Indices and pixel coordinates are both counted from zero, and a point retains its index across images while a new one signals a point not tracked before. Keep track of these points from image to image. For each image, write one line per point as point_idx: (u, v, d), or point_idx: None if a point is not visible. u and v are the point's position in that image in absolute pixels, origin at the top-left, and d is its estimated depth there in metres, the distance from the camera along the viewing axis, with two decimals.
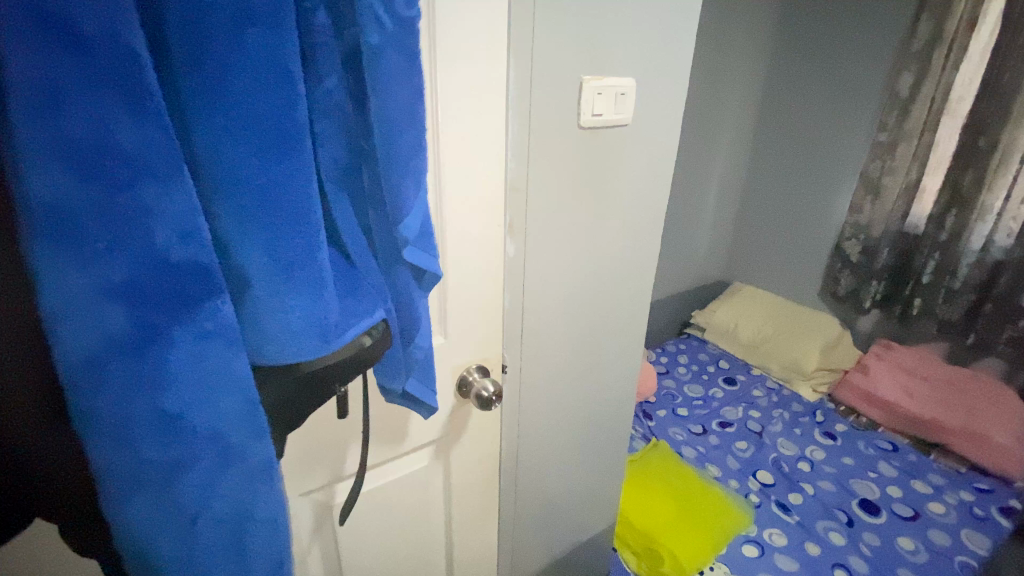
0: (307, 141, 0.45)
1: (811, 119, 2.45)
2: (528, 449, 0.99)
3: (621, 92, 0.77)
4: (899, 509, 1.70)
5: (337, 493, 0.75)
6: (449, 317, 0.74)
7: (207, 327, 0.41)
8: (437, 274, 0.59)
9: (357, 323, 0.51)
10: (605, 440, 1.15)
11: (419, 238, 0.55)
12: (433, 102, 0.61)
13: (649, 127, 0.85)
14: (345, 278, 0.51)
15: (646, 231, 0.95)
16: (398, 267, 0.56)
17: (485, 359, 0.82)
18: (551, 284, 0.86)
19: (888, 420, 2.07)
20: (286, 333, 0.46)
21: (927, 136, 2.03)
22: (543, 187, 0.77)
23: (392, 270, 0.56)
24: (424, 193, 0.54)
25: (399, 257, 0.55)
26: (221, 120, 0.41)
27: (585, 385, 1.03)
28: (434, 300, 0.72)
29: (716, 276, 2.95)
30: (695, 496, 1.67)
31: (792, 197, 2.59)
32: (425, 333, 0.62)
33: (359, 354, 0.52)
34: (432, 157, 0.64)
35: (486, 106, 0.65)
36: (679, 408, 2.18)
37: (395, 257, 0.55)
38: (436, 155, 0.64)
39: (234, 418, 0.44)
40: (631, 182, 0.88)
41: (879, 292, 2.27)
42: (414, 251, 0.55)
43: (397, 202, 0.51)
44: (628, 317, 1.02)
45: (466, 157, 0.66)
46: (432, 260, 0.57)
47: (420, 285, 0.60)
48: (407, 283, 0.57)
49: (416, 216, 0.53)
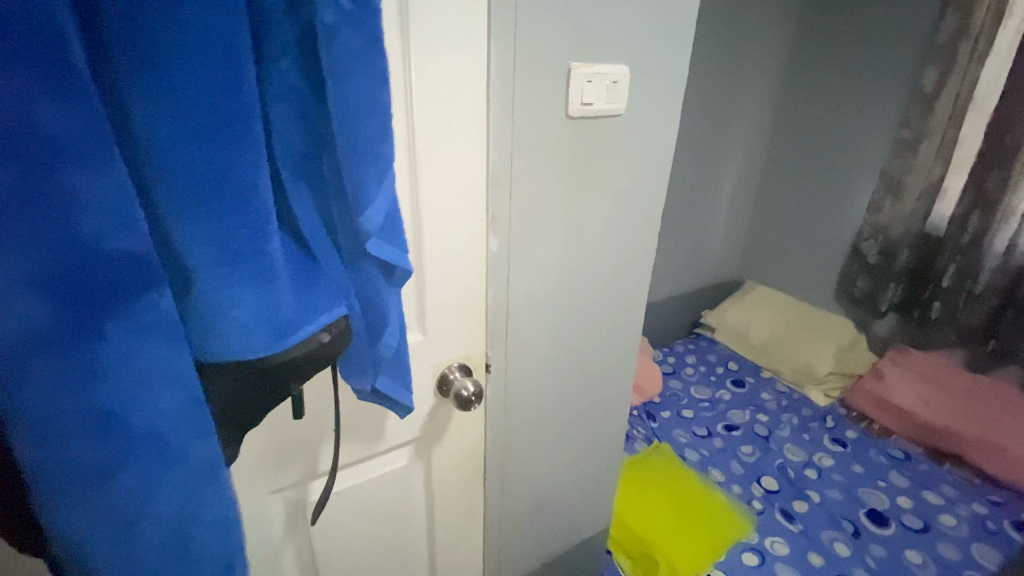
0: (258, 125, 0.42)
1: (830, 116, 2.37)
2: (515, 450, 0.96)
3: (613, 80, 0.73)
4: (909, 520, 1.63)
5: (310, 492, 0.73)
6: (428, 312, 0.72)
7: (143, 322, 0.39)
8: (406, 270, 0.56)
9: (313, 319, 0.48)
10: (598, 443, 1.12)
11: (383, 229, 0.53)
12: (407, 89, 0.59)
13: (644, 119, 0.81)
14: (302, 272, 0.49)
15: (641, 228, 0.91)
16: (363, 261, 0.54)
17: (468, 357, 0.79)
18: (537, 282, 0.83)
19: (900, 428, 1.99)
20: (232, 329, 0.43)
21: (951, 133, 1.94)
22: (528, 179, 0.74)
23: (357, 263, 0.54)
24: (390, 182, 0.51)
25: (364, 251, 0.53)
26: (159, 102, 0.38)
27: (576, 385, 1.00)
28: (411, 296, 0.70)
29: (728, 276, 2.88)
30: (695, 502, 1.62)
31: (808, 196, 2.51)
32: (394, 330, 0.59)
33: (316, 351, 0.49)
34: (408, 147, 0.61)
35: (465, 94, 0.62)
36: (684, 410, 2.14)
37: (360, 250, 0.53)
38: (411, 145, 0.61)
39: (175, 417, 0.42)
40: (625, 176, 0.84)
41: (896, 295, 2.19)
42: (378, 243, 0.52)
43: (358, 191, 0.48)
44: (622, 317, 0.99)
45: (444, 148, 0.63)
46: (400, 254, 0.55)
47: (390, 280, 0.57)
48: (373, 277, 0.55)
49: (380, 207, 0.50)
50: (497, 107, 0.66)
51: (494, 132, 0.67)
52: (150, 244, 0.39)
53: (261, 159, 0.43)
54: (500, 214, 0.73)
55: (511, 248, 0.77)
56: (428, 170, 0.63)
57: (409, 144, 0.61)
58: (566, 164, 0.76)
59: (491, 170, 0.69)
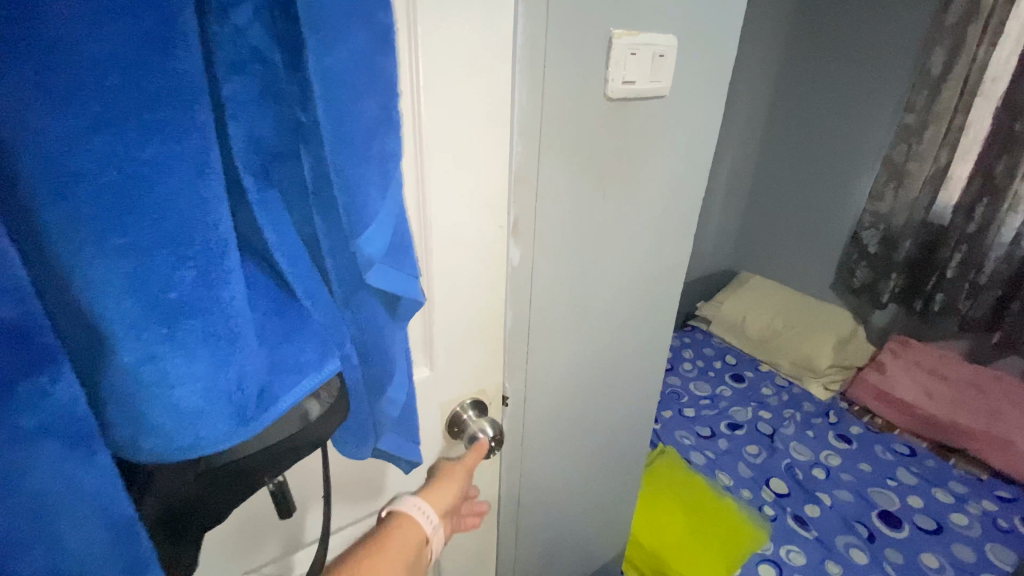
0: (203, 110, 0.28)
1: (830, 101, 2.28)
2: (533, 486, 0.84)
3: (658, 53, 0.60)
4: (921, 521, 1.57)
5: (296, 565, 0.60)
6: (438, 343, 0.58)
7: (27, 424, 0.25)
8: (416, 301, 0.43)
9: (294, 385, 0.34)
10: (618, 464, 1.01)
11: (388, 253, 0.39)
12: (412, 60, 0.43)
13: (687, 103, 0.68)
14: (277, 316, 0.35)
15: (675, 229, 0.79)
16: (362, 295, 0.40)
17: (482, 391, 0.66)
18: (562, 297, 0.70)
19: (905, 422, 1.93)
20: (173, 416, 0.29)
21: (959, 118, 1.86)
22: (557, 177, 0.60)
23: (351, 298, 0.39)
24: (396, 189, 0.37)
25: (363, 283, 0.39)
26: (31, 69, 0.23)
27: (598, 406, 0.88)
28: (416, 326, 0.56)
29: (722, 266, 2.81)
30: (706, 512, 1.54)
31: (806, 183, 2.44)
32: (400, 381, 0.45)
33: (301, 427, 0.36)
34: (412, 138, 0.47)
35: (485, 68, 0.48)
36: (686, 409, 2.05)
37: (357, 283, 0.39)
38: (417, 135, 0.47)
39: (87, 547, 0.28)
40: (663, 172, 0.71)
41: (898, 285, 2.13)
42: (381, 271, 0.38)
43: (353, 203, 0.34)
44: (650, 328, 0.87)
45: (459, 138, 0.49)
46: (408, 283, 0.41)
47: (394, 316, 0.43)
48: (374, 315, 0.41)
49: (384, 225, 0.36)
50: (524, 88, 0.52)
51: (519, 119, 0.53)
52: (31, 301, 0.24)
53: (208, 160, 0.28)
54: (522, 220, 0.59)
55: (534, 260, 0.63)
56: (439, 169, 0.49)
57: (415, 135, 0.47)
58: (600, 157, 0.63)
59: (515, 167, 0.55)
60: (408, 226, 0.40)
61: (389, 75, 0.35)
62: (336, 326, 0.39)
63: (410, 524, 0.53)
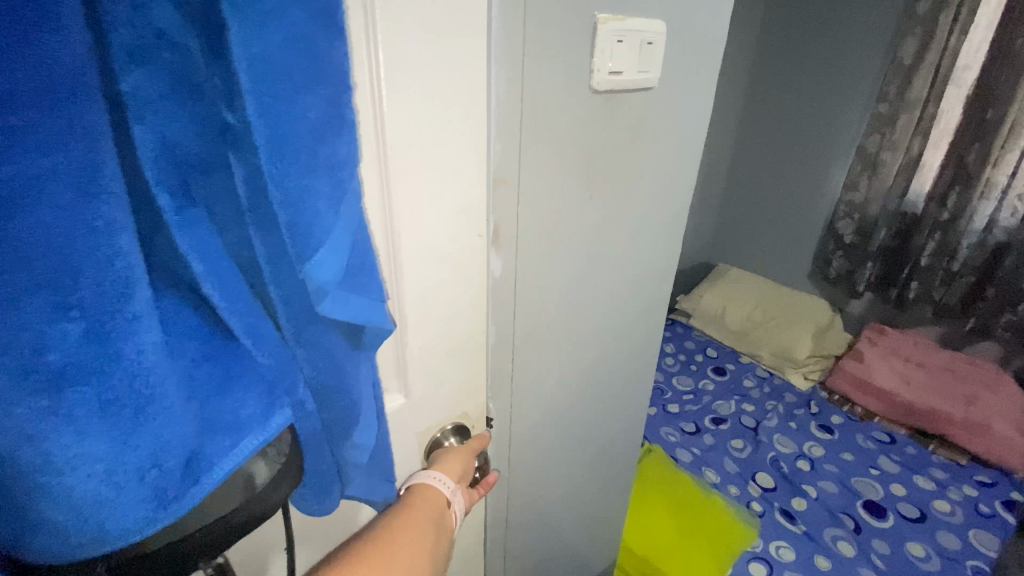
0: (93, 113, 0.22)
1: (804, 91, 2.28)
2: (520, 507, 0.78)
3: (647, 40, 0.54)
4: (905, 509, 1.59)
5: None
6: (413, 366, 0.52)
7: None
8: (383, 329, 0.37)
9: (230, 445, 0.29)
10: (608, 474, 0.96)
11: (346, 275, 0.33)
12: (371, 47, 0.37)
13: (676, 95, 0.63)
14: (207, 363, 0.28)
15: (664, 230, 0.74)
16: (317, 327, 0.33)
17: (464, 414, 0.60)
18: (548, 308, 0.64)
19: (884, 410, 1.94)
20: (66, 507, 0.23)
21: (931, 107, 1.87)
22: (540, 178, 0.54)
23: (304, 331, 0.33)
24: (353, 201, 0.31)
25: (318, 314, 0.33)
26: None
27: (588, 418, 0.83)
28: (388, 350, 0.50)
29: (700, 258, 2.80)
30: (695, 510, 1.52)
31: (782, 174, 2.44)
32: (368, 423, 0.39)
33: (245, 487, 0.30)
34: (375, 138, 0.40)
35: (457, 57, 0.41)
36: (670, 405, 2.03)
37: (310, 315, 0.33)
38: (380, 136, 0.40)
39: None
40: (651, 169, 0.66)
41: (873, 274, 2.15)
42: (337, 297, 0.32)
43: (299, 222, 0.28)
44: (640, 335, 0.83)
45: (429, 138, 0.43)
46: (371, 308, 0.35)
47: (358, 346, 0.37)
48: (333, 349, 0.35)
49: (338, 247, 0.30)
50: (501, 79, 0.46)
51: (496, 115, 0.47)
52: None
53: (97, 180, 0.22)
54: (503, 227, 0.53)
55: (518, 270, 0.57)
56: (407, 175, 0.43)
57: (378, 133, 0.40)
58: (588, 155, 0.57)
59: (494, 169, 0.49)
60: (370, 243, 0.34)
61: (338, 65, 0.29)
62: (285, 367, 0.32)
63: (429, 491, 0.54)
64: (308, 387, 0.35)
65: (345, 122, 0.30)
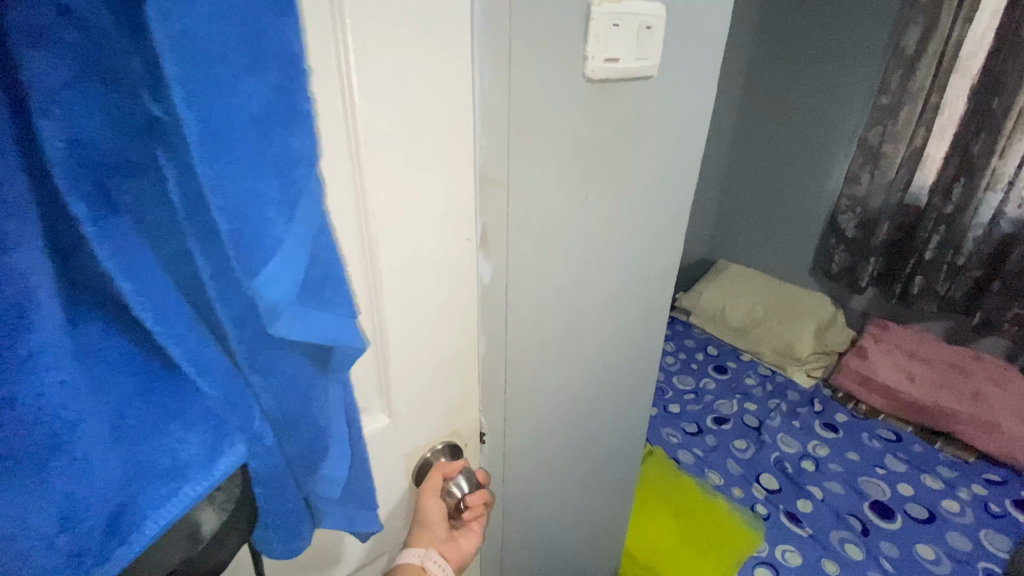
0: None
1: (803, 84, 2.24)
2: (517, 523, 0.75)
3: (645, 24, 0.50)
4: (913, 510, 1.55)
5: None
6: (396, 381, 0.48)
7: None
8: (355, 348, 0.33)
9: (163, 492, 0.27)
10: (611, 483, 0.93)
11: (305, 293, 0.29)
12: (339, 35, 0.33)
13: (677, 85, 0.59)
14: (141, 399, 0.26)
15: (665, 229, 0.70)
16: (275, 353, 0.31)
17: (455, 430, 0.57)
18: (543, 316, 0.60)
19: (890, 407, 1.91)
20: None
21: (934, 98, 1.83)
22: (535, 180, 0.50)
23: (257, 354, 0.30)
24: (313, 205, 0.27)
25: (274, 338, 0.30)
26: None
27: (586, 428, 0.79)
28: (371, 366, 0.46)
29: (699, 255, 2.76)
30: (698, 514, 1.49)
31: (781, 169, 2.40)
32: (339, 454, 0.37)
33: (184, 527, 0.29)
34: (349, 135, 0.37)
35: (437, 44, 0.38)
36: (671, 405, 1.99)
37: (265, 341, 0.30)
38: (352, 133, 0.37)
39: None
40: (652, 166, 0.62)
41: (876, 269, 2.11)
42: (296, 316, 0.28)
43: (245, 229, 0.24)
44: (641, 339, 0.79)
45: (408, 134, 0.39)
46: (340, 327, 0.31)
47: (325, 370, 0.34)
48: (294, 374, 0.32)
49: (293, 265, 0.26)
50: (485, 68, 0.42)
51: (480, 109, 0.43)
52: None
53: None
54: (492, 231, 0.49)
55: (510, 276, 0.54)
56: (384, 176, 0.39)
57: (350, 128, 0.36)
58: (585, 151, 0.53)
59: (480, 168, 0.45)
60: (336, 253, 0.30)
61: (289, 47, 0.25)
62: (236, 396, 0.30)
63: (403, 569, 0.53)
64: (266, 417, 0.33)
65: (299, 115, 0.26)
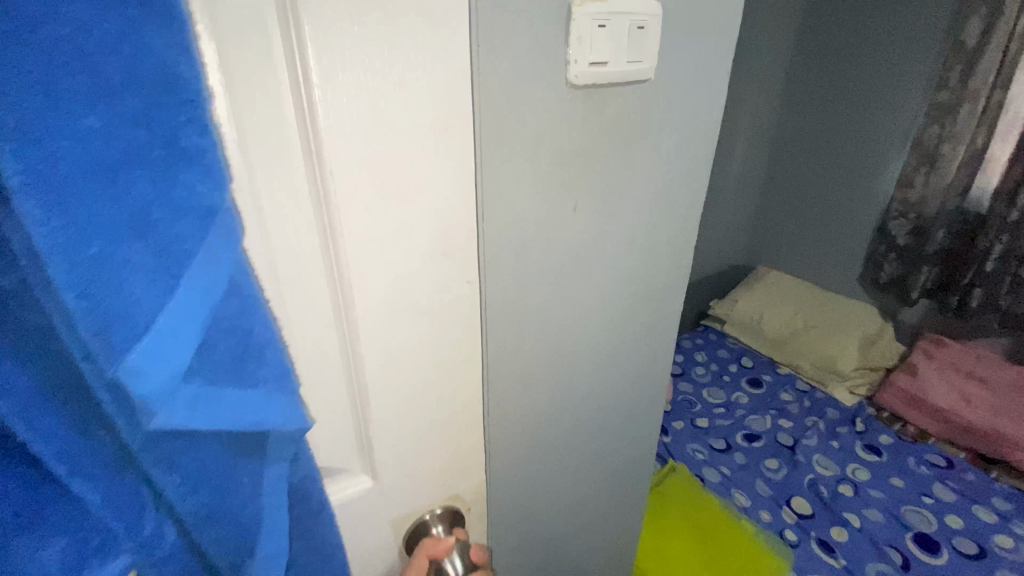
0: None
1: (853, 81, 2.10)
2: (510, 548, 0.71)
3: (637, 25, 0.46)
4: (962, 544, 1.42)
5: None
6: (376, 405, 0.48)
7: None
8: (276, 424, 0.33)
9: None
10: (617, 508, 0.88)
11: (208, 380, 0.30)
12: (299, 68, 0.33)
13: (678, 89, 0.54)
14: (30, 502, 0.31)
15: (673, 244, 0.65)
16: (171, 448, 0.32)
17: (443, 450, 0.55)
18: (534, 335, 0.57)
19: (941, 430, 1.77)
20: None
21: (998, 95, 1.67)
22: (516, 192, 0.47)
23: (156, 449, 0.31)
24: (201, 269, 0.27)
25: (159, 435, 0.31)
26: None
27: (588, 449, 0.75)
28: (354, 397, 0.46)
29: (737, 262, 2.64)
30: (720, 537, 1.41)
31: (827, 173, 2.26)
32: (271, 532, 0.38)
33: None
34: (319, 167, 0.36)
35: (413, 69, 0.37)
36: (699, 419, 1.91)
37: (158, 438, 0.31)
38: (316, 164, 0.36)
39: None
40: (652, 176, 0.57)
41: (930, 280, 1.96)
42: (195, 401, 0.29)
43: (109, 328, 0.24)
44: (649, 359, 0.74)
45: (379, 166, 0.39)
46: (255, 403, 0.32)
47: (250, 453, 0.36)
48: (205, 463, 0.33)
49: (176, 345, 0.26)
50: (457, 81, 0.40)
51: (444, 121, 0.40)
52: None
53: None
54: (464, 247, 0.46)
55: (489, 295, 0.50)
56: (357, 206, 0.39)
57: (310, 157, 0.36)
58: (568, 163, 0.49)
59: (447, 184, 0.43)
60: (244, 331, 0.31)
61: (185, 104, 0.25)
62: (126, 478, 0.33)
63: None
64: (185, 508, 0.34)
65: (214, 232, 0.27)
